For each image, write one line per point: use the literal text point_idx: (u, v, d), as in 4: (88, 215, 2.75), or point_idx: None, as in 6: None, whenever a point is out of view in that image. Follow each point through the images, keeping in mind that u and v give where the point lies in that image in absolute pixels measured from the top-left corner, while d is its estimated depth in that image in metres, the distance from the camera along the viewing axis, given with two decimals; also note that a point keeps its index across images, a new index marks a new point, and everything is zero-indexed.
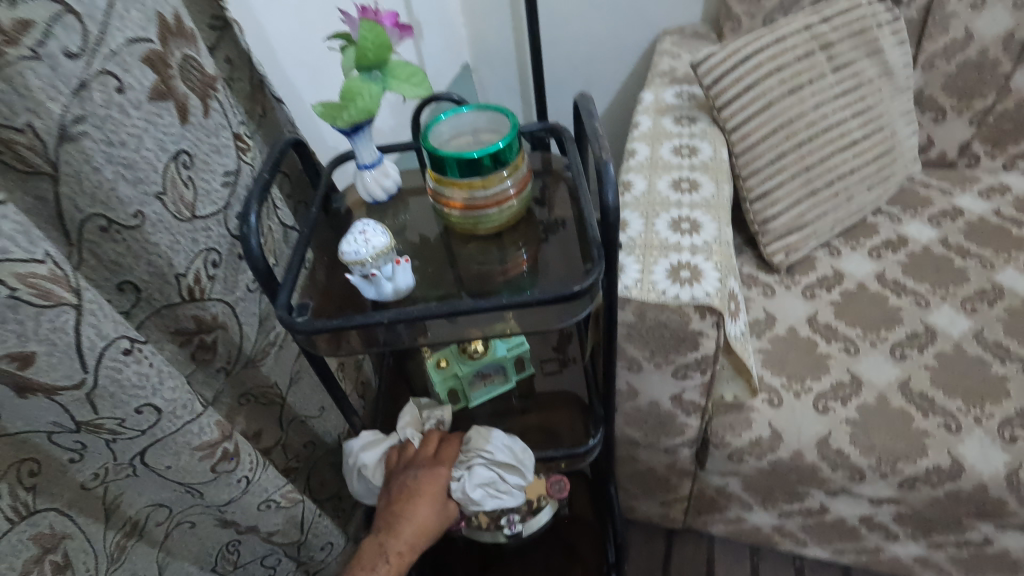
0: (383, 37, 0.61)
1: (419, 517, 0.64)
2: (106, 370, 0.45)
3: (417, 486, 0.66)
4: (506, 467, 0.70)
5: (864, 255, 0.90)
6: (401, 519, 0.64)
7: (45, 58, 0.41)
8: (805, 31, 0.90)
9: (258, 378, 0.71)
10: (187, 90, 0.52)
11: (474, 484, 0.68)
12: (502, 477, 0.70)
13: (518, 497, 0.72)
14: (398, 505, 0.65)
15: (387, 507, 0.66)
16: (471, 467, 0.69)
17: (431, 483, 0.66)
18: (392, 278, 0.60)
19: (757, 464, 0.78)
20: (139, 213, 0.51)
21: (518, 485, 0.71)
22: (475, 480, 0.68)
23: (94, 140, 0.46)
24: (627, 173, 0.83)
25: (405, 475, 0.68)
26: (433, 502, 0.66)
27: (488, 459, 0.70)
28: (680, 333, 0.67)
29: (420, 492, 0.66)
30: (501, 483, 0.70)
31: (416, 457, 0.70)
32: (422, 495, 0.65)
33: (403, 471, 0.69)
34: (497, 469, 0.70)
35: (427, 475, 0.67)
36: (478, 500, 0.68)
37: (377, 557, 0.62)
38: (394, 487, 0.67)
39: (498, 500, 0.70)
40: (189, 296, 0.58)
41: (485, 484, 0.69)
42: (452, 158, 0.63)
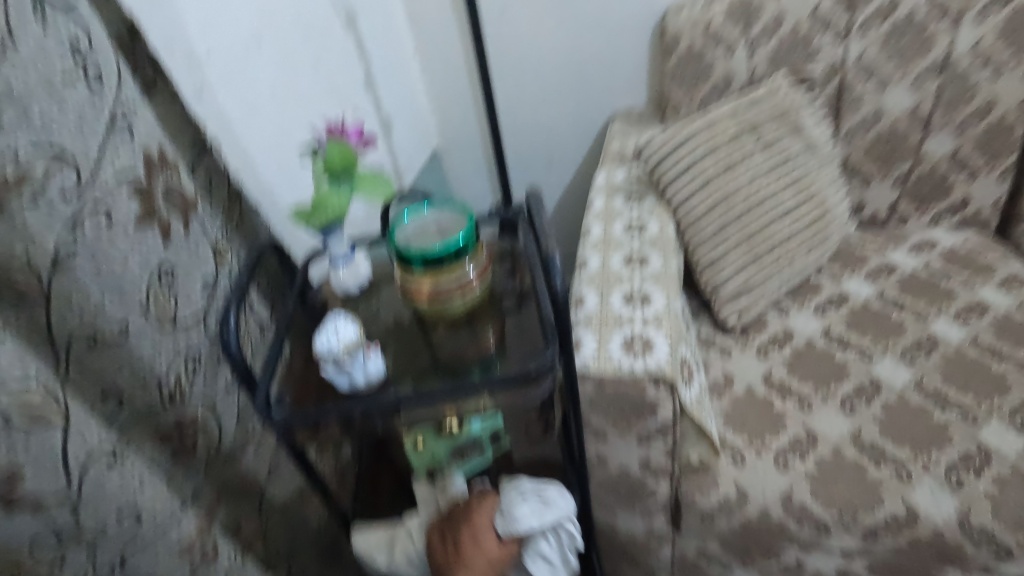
0: (350, 153, 0.68)
1: (473, 562, 0.74)
2: (90, 479, 0.48)
3: (464, 537, 0.75)
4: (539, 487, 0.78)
5: (811, 313, 0.97)
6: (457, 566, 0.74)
7: (44, 203, 0.46)
8: (733, 116, 1.00)
9: (238, 472, 0.73)
10: (168, 214, 0.58)
11: (517, 509, 0.76)
12: (538, 495, 0.77)
13: (564, 509, 0.77)
14: (452, 555, 0.75)
15: (442, 560, 0.76)
16: (507, 501, 0.77)
17: (475, 532, 0.75)
18: (363, 367, 0.64)
19: (728, 524, 0.81)
20: (124, 325, 0.55)
21: (559, 497, 0.78)
22: (517, 506, 0.76)
23: (84, 268, 0.51)
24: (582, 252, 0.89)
25: (451, 529, 0.77)
26: (482, 547, 0.75)
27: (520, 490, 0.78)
28: (639, 403, 0.72)
29: (467, 541, 0.75)
30: (540, 500, 0.77)
31: (457, 510, 0.79)
32: (471, 543, 0.75)
33: (449, 526, 0.78)
34: (532, 491, 0.78)
35: (469, 526, 0.76)
36: (524, 522, 0.75)
37: None
38: (444, 541, 0.77)
39: (546, 515, 0.76)
40: (170, 400, 0.61)
41: (526, 506, 0.76)
42: (416, 256, 0.69)
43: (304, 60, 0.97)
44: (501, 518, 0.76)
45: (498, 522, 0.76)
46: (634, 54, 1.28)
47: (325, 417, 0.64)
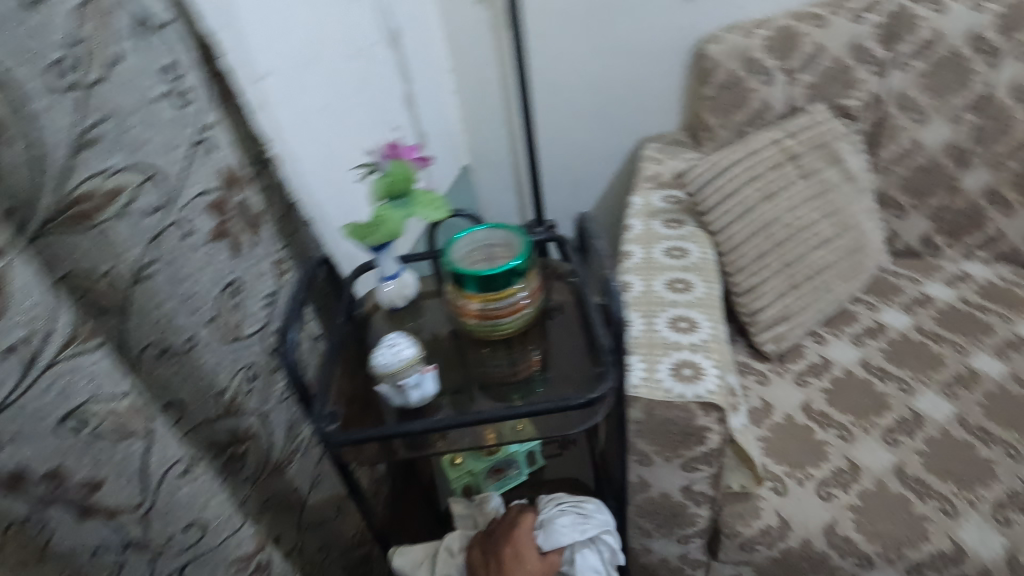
0: (409, 171, 0.70)
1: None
2: (164, 491, 0.48)
3: (507, 553, 0.74)
4: (578, 501, 0.80)
5: (848, 342, 0.97)
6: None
7: (130, 216, 0.47)
8: (773, 145, 1.02)
9: (283, 484, 0.72)
10: (239, 227, 0.58)
11: (558, 522, 0.76)
12: (577, 509, 0.78)
13: (604, 524, 0.78)
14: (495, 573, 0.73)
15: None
16: (548, 515, 0.78)
17: (518, 548, 0.74)
18: (419, 385, 0.64)
19: (769, 553, 0.80)
20: (191, 338, 0.55)
21: (598, 511, 0.79)
22: (557, 518, 0.77)
23: (161, 279, 0.51)
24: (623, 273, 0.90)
25: (492, 547, 0.76)
26: (527, 563, 0.73)
27: (559, 504, 0.79)
28: (687, 429, 0.72)
29: (512, 557, 0.73)
30: (580, 514, 0.78)
31: (498, 528, 0.78)
32: (511, 560, 0.73)
33: (490, 544, 0.77)
34: (571, 505, 0.79)
35: (512, 542, 0.75)
36: (567, 534, 0.75)
37: None
38: (486, 559, 0.75)
39: (587, 526, 0.76)
40: (227, 411, 0.61)
41: (568, 519, 0.77)
42: (472, 275, 0.69)
43: (351, 77, 0.98)
44: (543, 532, 0.75)
45: (540, 537, 0.75)
46: (669, 80, 1.30)
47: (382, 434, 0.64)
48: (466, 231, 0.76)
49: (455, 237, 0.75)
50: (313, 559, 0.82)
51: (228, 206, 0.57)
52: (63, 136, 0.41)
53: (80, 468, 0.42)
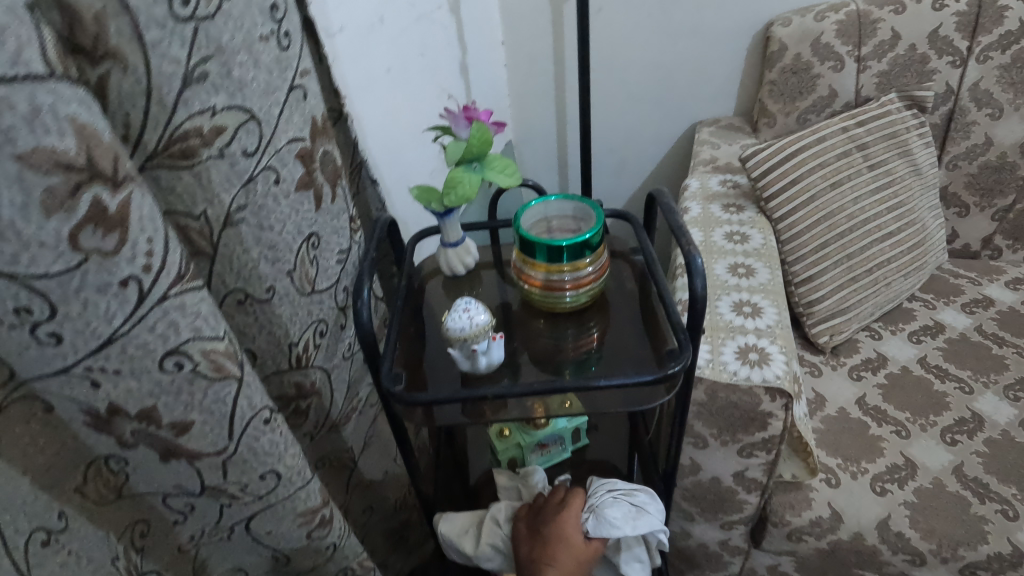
0: (488, 135, 0.68)
1: (561, 558, 0.70)
2: (246, 438, 0.47)
3: (552, 531, 0.72)
4: (633, 492, 0.77)
5: (905, 339, 0.95)
6: (545, 562, 0.69)
7: (227, 157, 0.46)
8: (842, 133, 0.99)
9: (338, 442, 0.73)
10: (323, 179, 0.57)
11: (610, 511, 0.73)
12: (632, 501, 0.75)
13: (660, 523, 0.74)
14: (538, 549, 0.70)
15: (527, 554, 0.71)
16: (599, 502, 0.75)
17: (564, 527, 0.72)
18: (487, 352, 0.63)
19: (817, 544, 0.79)
20: (271, 288, 0.55)
21: (654, 507, 0.75)
22: (609, 508, 0.74)
23: (249, 225, 0.50)
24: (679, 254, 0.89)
25: (537, 524, 0.74)
26: (572, 543, 0.71)
27: (613, 493, 0.77)
28: (750, 414, 0.71)
29: (557, 535, 0.71)
30: (635, 507, 0.74)
31: (545, 507, 0.76)
32: (555, 540, 0.71)
33: (535, 522, 0.75)
34: (625, 495, 0.76)
35: (558, 521, 0.73)
36: (617, 525, 0.72)
37: None
38: (528, 537, 0.73)
39: (640, 521, 0.73)
40: (296, 363, 0.61)
41: (620, 511, 0.74)
42: (541, 244, 0.68)
43: (415, 40, 0.96)
44: (593, 518, 0.73)
45: (588, 522, 0.73)
46: (730, 63, 1.26)
47: (446, 398, 0.62)
48: (539, 199, 0.75)
49: (527, 205, 0.74)
50: (357, 519, 0.82)
51: (315, 157, 0.55)
52: (172, 70, 0.41)
53: (172, 408, 0.42)
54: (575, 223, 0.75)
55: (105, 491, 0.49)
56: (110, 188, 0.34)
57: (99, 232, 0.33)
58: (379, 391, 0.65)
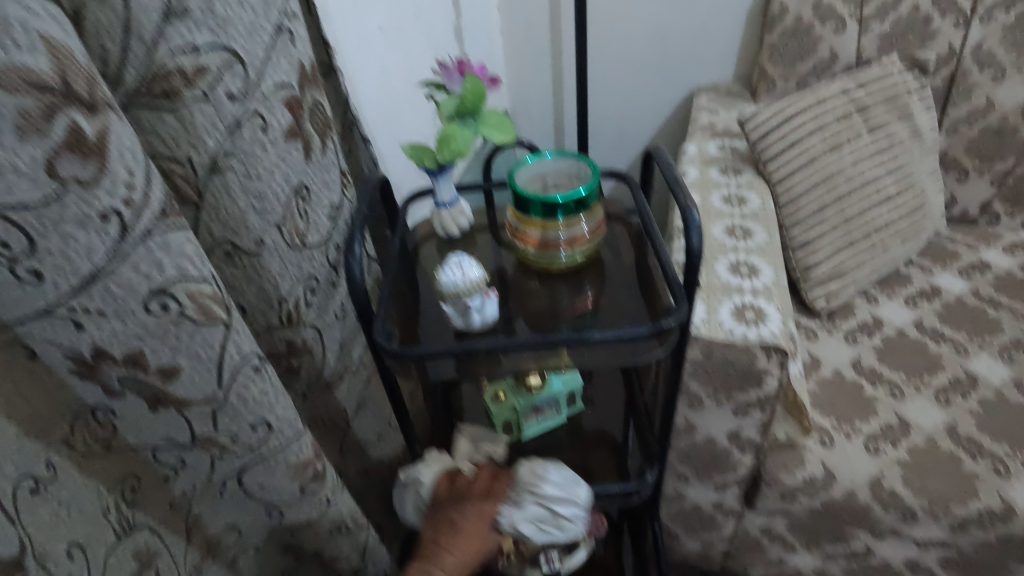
0: (482, 89, 0.66)
1: (465, 549, 0.67)
2: (236, 387, 0.46)
3: (465, 521, 0.69)
4: (559, 503, 0.74)
5: (901, 303, 0.95)
6: (447, 550, 0.66)
7: (212, 100, 0.45)
8: (843, 95, 0.97)
9: (331, 403, 0.72)
10: (312, 129, 0.56)
11: (525, 519, 0.73)
12: (551, 513, 0.74)
13: (569, 533, 0.76)
14: (440, 537, 0.68)
15: (433, 537, 0.68)
16: (522, 504, 0.73)
17: (478, 518, 0.70)
18: (481, 309, 0.63)
19: (810, 503, 0.80)
20: (260, 240, 0.53)
21: (572, 521, 0.75)
22: (526, 517, 0.73)
23: (236, 173, 0.49)
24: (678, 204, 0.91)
25: (452, 507, 0.71)
26: (478, 539, 0.68)
27: (538, 495, 0.74)
28: (746, 372, 0.70)
29: (468, 526, 0.69)
30: (551, 519, 0.74)
31: (465, 488, 0.74)
32: (459, 533, 0.68)
33: (450, 501, 0.72)
34: (549, 505, 0.74)
35: (476, 511, 0.70)
36: (526, 533, 0.73)
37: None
38: (441, 518, 0.70)
39: (552, 531, 0.75)
40: (287, 320, 0.60)
41: (536, 519, 0.74)
42: (536, 201, 0.67)
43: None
44: (509, 518, 0.72)
45: (503, 520, 0.72)
46: (729, 27, 1.24)
47: (439, 353, 0.62)
48: (534, 157, 0.73)
49: (521, 163, 0.73)
50: (353, 481, 0.82)
51: (304, 105, 0.54)
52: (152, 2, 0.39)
53: (158, 353, 0.42)
54: (571, 182, 0.74)
55: (93, 443, 0.49)
56: (87, 114, 0.32)
57: (77, 159, 0.32)
58: (373, 347, 0.64)
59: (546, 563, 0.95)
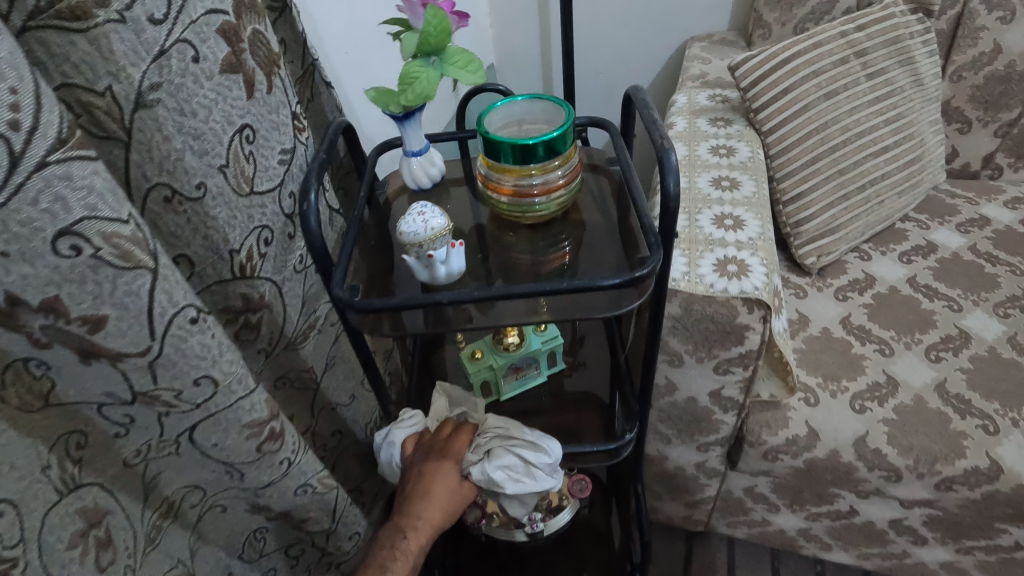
0: (445, 23, 0.61)
1: (436, 497, 0.67)
2: (172, 338, 0.44)
3: (432, 469, 0.69)
4: (528, 447, 0.72)
5: (895, 260, 0.92)
6: (417, 500, 0.66)
7: (130, 23, 0.41)
8: (841, 38, 0.91)
9: (297, 362, 0.70)
10: (255, 64, 0.52)
11: (496, 467, 0.70)
12: (521, 458, 0.72)
13: (545, 481, 0.73)
14: (413, 487, 0.68)
15: (404, 491, 0.69)
16: (492, 452, 0.71)
17: (445, 466, 0.69)
18: (446, 261, 0.60)
19: (793, 463, 0.78)
20: (201, 185, 0.50)
21: (544, 466, 0.72)
22: (497, 463, 0.71)
23: (167, 108, 0.45)
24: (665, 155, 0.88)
25: (419, 460, 0.71)
26: (448, 485, 0.68)
27: (505, 441, 0.72)
28: (727, 327, 0.67)
29: (435, 475, 0.68)
30: (523, 465, 0.72)
31: (431, 442, 0.74)
32: (433, 480, 0.68)
33: (418, 457, 0.72)
34: (518, 451, 0.72)
35: (442, 460, 0.70)
36: (499, 481, 0.70)
37: (394, 534, 0.64)
38: (410, 472, 0.70)
39: (524, 481, 0.72)
40: (240, 273, 0.57)
41: (506, 467, 0.71)
42: (507, 144, 0.63)
43: None
44: (478, 466, 0.70)
45: (474, 469, 0.70)
46: None
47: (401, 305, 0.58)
48: (504, 100, 0.69)
49: (491, 106, 0.68)
50: (326, 443, 0.81)
51: (242, 36, 0.50)
52: None
53: (78, 301, 0.38)
54: (545, 126, 0.69)
55: (29, 398, 0.46)
56: None
57: None
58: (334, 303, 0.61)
59: (529, 526, 0.95)
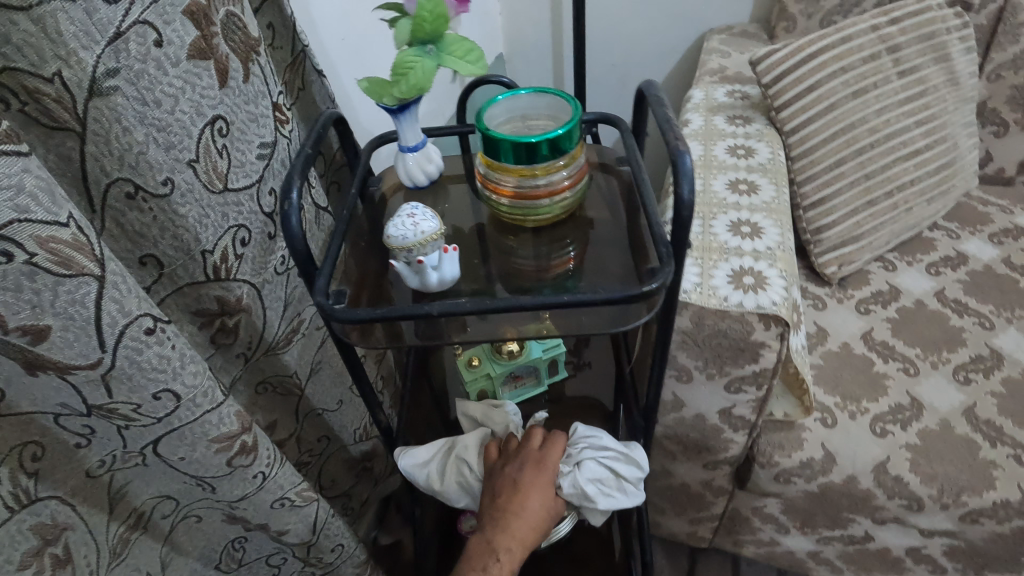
0: (441, 8, 0.57)
1: (530, 514, 0.63)
2: (126, 350, 0.40)
3: (526, 481, 0.65)
4: (618, 459, 0.68)
5: (922, 271, 0.86)
6: (511, 515, 0.62)
7: (80, 1, 0.37)
8: (873, 32, 0.85)
9: (279, 366, 0.66)
10: (229, 50, 0.48)
11: (587, 479, 0.66)
12: (613, 471, 0.68)
13: (635, 497, 0.68)
14: (506, 499, 0.64)
15: (493, 502, 0.65)
16: (582, 462, 0.67)
17: (539, 481, 0.65)
18: (437, 267, 0.55)
19: (806, 487, 0.73)
20: (168, 181, 0.45)
21: (635, 481, 0.68)
22: (587, 475, 0.67)
23: (126, 96, 0.41)
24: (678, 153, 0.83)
25: (510, 468, 0.67)
26: (541, 502, 0.64)
27: (597, 452, 0.69)
28: (741, 344, 0.62)
29: (529, 491, 0.64)
30: (613, 478, 0.68)
31: (519, 451, 0.69)
32: (528, 494, 0.64)
33: (506, 466, 0.68)
34: (609, 463, 0.68)
35: (536, 472, 0.66)
36: (593, 496, 0.66)
37: (486, 554, 0.61)
38: (499, 481, 0.66)
39: (614, 494, 0.67)
40: (214, 275, 0.52)
41: (596, 480, 0.67)
42: (508, 142, 0.58)
43: None
44: (570, 478, 0.66)
45: (565, 481, 0.66)
46: None
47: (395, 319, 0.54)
48: (506, 93, 0.64)
49: (492, 100, 0.63)
50: (311, 449, 0.77)
51: (214, 18, 0.46)
52: None
53: (15, 310, 0.34)
54: (552, 123, 0.64)
55: None
56: None
57: None
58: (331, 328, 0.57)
59: None
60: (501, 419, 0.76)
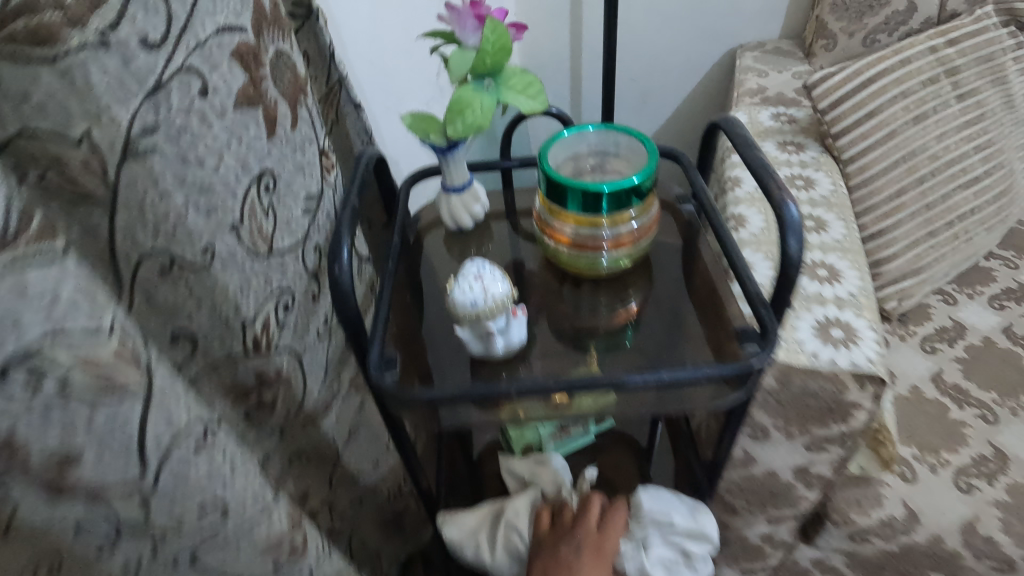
0: (505, 39, 0.50)
1: None
2: (172, 470, 0.32)
3: (584, 569, 0.57)
4: (688, 537, 0.63)
5: (985, 305, 0.82)
6: None
7: (116, 48, 0.30)
8: (930, 54, 0.81)
9: (316, 435, 0.58)
10: (277, 95, 0.43)
11: (655, 562, 0.62)
12: (681, 550, 0.63)
13: (706, 568, 0.64)
14: None
15: None
16: (649, 545, 0.62)
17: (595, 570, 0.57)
18: (505, 331, 0.48)
19: (884, 546, 0.68)
20: (210, 250, 0.39)
21: (706, 555, 0.64)
22: (655, 559, 0.62)
23: (165, 156, 0.34)
24: (734, 179, 0.77)
25: (565, 547, 0.58)
26: None
27: (665, 531, 0.63)
28: (830, 405, 0.57)
29: None
30: (682, 557, 0.63)
31: (576, 525, 0.61)
32: None
33: (560, 542, 0.59)
34: (678, 542, 0.63)
35: (595, 560, 0.58)
36: None
37: None
38: (551, 561, 0.58)
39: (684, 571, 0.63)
40: (254, 347, 0.45)
41: (665, 561, 0.63)
42: (576, 189, 0.51)
43: None
44: (637, 562, 0.61)
45: (631, 563, 0.61)
46: None
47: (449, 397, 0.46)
48: (571, 129, 0.57)
49: (556, 137, 0.56)
50: (343, 513, 0.67)
51: (263, 58, 0.41)
52: None
53: None
54: (622, 166, 0.58)
55: None
56: None
57: None
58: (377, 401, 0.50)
59: None
60: (553, 478, 0.70)
